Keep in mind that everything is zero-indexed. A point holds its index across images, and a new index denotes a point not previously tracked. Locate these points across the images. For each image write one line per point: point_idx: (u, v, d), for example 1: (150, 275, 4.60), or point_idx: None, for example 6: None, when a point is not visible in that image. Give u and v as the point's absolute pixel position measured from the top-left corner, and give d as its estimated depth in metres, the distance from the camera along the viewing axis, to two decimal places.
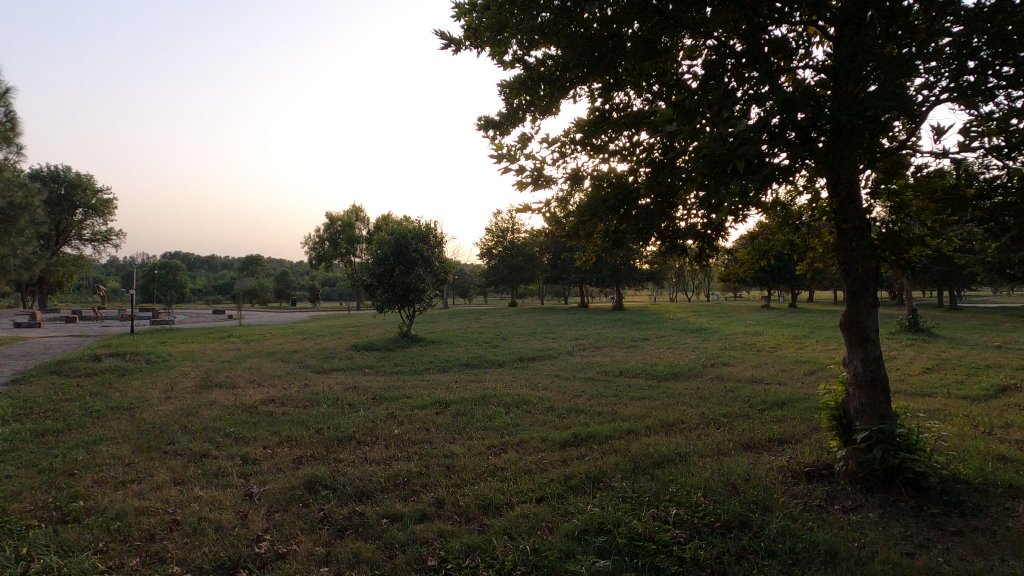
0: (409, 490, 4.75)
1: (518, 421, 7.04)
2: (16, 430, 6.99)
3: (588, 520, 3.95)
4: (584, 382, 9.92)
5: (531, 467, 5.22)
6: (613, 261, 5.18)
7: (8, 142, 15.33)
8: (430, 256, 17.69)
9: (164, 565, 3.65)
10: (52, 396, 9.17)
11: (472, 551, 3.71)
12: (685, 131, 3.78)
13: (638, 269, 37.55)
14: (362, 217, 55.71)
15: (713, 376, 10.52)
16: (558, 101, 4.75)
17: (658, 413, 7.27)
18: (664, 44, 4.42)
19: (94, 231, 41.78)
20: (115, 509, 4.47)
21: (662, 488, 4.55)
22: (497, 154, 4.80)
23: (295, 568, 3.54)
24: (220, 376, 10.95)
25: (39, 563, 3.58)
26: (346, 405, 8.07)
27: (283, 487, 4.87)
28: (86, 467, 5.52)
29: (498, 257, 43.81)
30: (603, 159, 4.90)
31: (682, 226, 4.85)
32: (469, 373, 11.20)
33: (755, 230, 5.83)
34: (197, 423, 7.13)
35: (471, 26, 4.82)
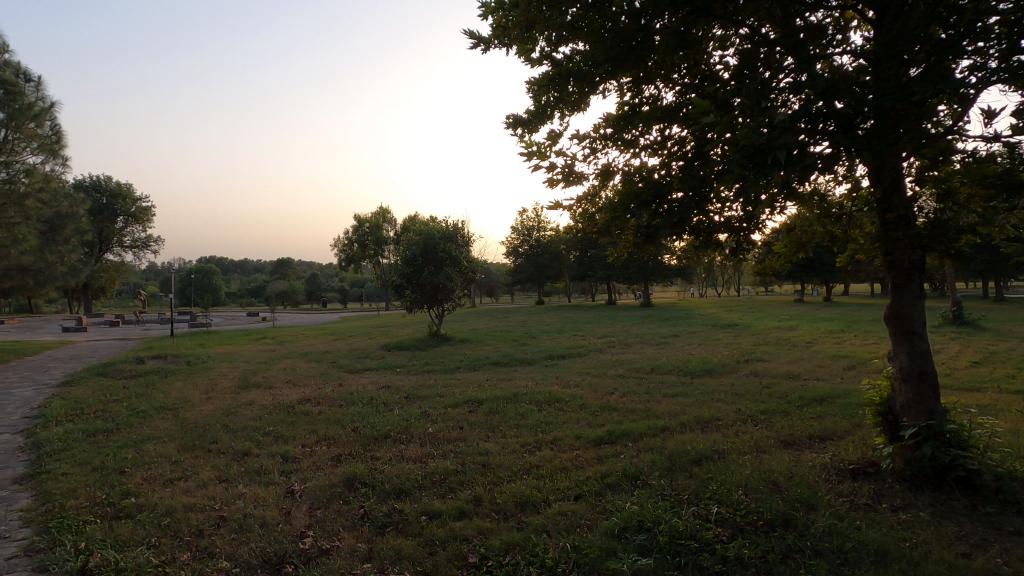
0: (447, 488, 4.79)
1: (551, 418, 7.02)
2: (69, 430, 7.31)
3: (627, 517, 3.93)
4: (615, 380, 9.84)
5: (566, 465, 5.19)
6: (644, 257, 5.13)
7: (54, 154, 15.97)
8: (458, 256, 17.76)
9: (214, 560, 3.76)
10: (101, 397, 9.53)
11: (512, 548, 3.71)
12: (722, 123, 3.72)
13: (666, 265, 37.05)
14: (389, 219, 56.47)
15: (748, 372, 10.30)
16: (587, 97, 4.74)
17: (693, 410, 7.18)
18: (695, 35, 4.36)
19: (134, 238, 43.23)
20: (165, 505, 4.62)
21: (701, 486, 4.49)
22: (527, 152, 4.83)
23: (339, 565, 3.59)
24: (256, 377, 11.22)
25: (97, 558, 3.73)
26: (381, 404, 8.18)
27: (324, 485, 4.96)
28: (135, 466, 5.73)
29: (524, 255, 43.86)
30: (634, 154, 4.88)
31: (716, 220, 4.79)
32: (500, 372, 11.23)
33: (791, 223, 5.69)
34: (238, 423, 7.31)
35: (499, 24, 4.83)
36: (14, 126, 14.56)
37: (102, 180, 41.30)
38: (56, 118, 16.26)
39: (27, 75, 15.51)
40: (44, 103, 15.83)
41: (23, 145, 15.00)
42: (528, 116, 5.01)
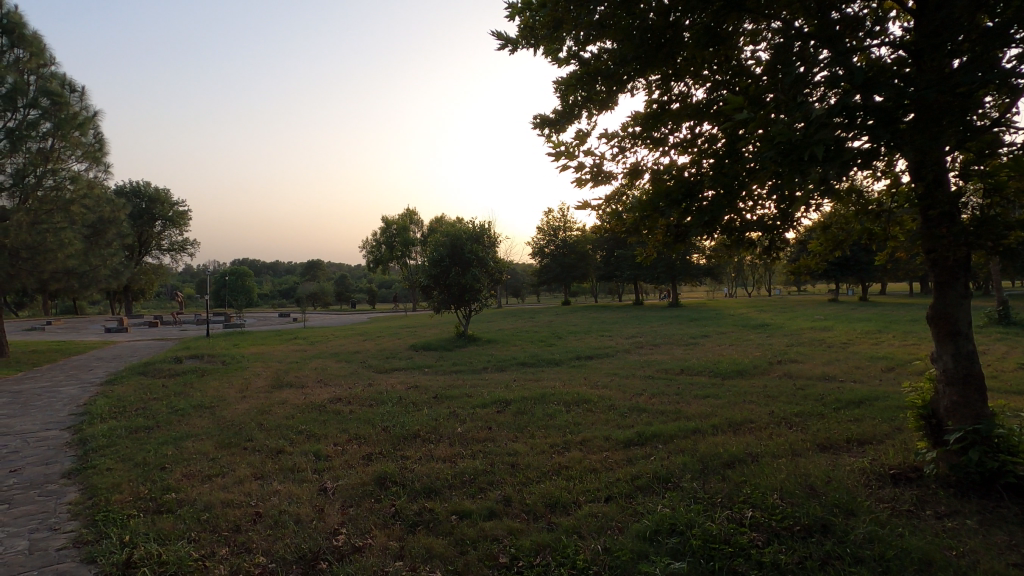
0: (476, 488, 4.81)
1: (580, 419, 6.98)
2: (113, 427, 7.58)
3: (659, 520, 3.88)
4: (644, 380, 9.73)
5: (596, 467, 5.16)
6: (674, 256, 5.07)
7: (97, 161, 16.69)
8: (484, 256, 17.81)
9: (252, 555, 3.84)
10: (143, 395, 9.86)
11: (543, 550, 3.70)
12: (756, 120, 3.63)
13: (694, 264, 36.46)
14: (416, 220, 57.08)
15: (781, 373, 10.07)
16: (615, 95, 4.72)
17: (725, 412, 7.04)
18: (726, 30, 4.28)
19: (171, 241, 44.68)
20: (204, 501, 4.76)
21: (735, 490, 4.41)
22: (555, 152, 4.83)
23: (372, 562, 3.65)
24: (289, 376, 11.44)
25: (140, 551, 3.86)
26: (410, 404, 8.25)
27: (355, 483, 5.04)
28: (175, 462, 5.91)
29: (550, 255, 43.75)
30: (663, 152, 4.83)
31: (748, 219, 4.69)
32: (527, 372, 11.21)
33: (827, 220, 5.53)
34: (272, 421, 7.48)
35: (526, 25, 4.84)
36: (60, 135, 15.38)
37: (141, 185, 42.72)
38: (99, 126, 16.94)
39: (71, 85, 16.23)
40: (87, 112, 16.59)
41: (68, 153, 15.83)
42: (556, 116, 5.02)
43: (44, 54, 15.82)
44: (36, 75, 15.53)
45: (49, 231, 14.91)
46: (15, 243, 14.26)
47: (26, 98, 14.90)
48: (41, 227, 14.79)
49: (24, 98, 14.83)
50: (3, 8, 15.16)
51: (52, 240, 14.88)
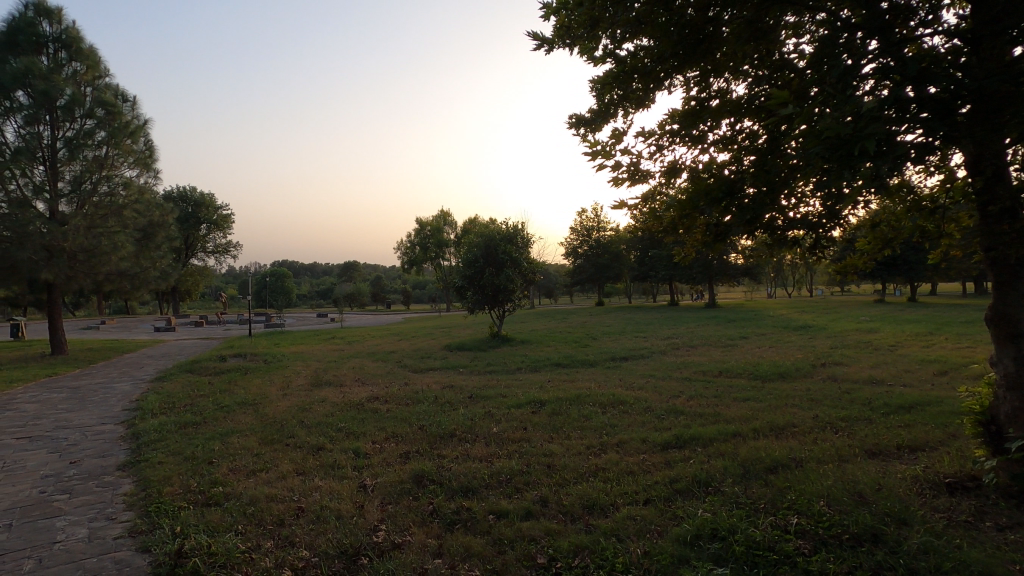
0: (513, 488, 4.82)
1: (616, 421, 6.92)
2: (163, 422, 7.91)
3: (699, 525, 3.81)
4: (681, 382, 9.54)
5: (633, 469, 5.09)
6: (713, 255, 4.97)
7: (148, 168, 17.43)
8: (518, 257, 17.81)
9: (296, 549, 3.94)
10: (190, 392, 10.25)
11: (581, 551, 3.68)
12: (802, 114, 3.53)
13: (732, 264, 35.59)
14: (450, 221, 57.58)
15: (824, 376, 9.74)
16: (652, 93, 4.68)
17: (766, 416, 6.85)
18: (768, 24, 4.17)
19: (215, 244, 46.32)
20: (250, 495, 4.91)
21: (779, 495, 4.30)
22: (592, 151, 4.86)
23: (411, 559, 3.69)
24: (328, 375, 11.70)
25: (191, 541, 4.01)
26: (446, 403, 8.32)
27: (394, 480, 5.12)
28: (221, 457, 6.12)
29: (583, 256, 43.48)
30: (702, 150, 4.75)
31: (791, 217, 4.56)
32: (562, 373, 11.19)
33: (876, 218, 5.31)
34: (312, 419, 7.67)
35: (561, 25, 4.83)
36: (113, 143, 16.19)
37: (187, 191, 44.37)
38: (150, 134, 17.71)
39: (124, 95, 17.03)
40: (139, 120, 17.36)
41: (120, 160, 16.62)
42: (591, 115, 5.03)
43: (99, 66, 16.63)
44: (92, 87, 16.36)
45: (104, 235, 15.67)
46: (73, 246, 15.01)
47: (83, 108, 15.74)
48: (96, 232, 15.55)
49: (81, 109, 15.67)
50: (62, 24, 16.01)
51: (107, 244, 15.62)
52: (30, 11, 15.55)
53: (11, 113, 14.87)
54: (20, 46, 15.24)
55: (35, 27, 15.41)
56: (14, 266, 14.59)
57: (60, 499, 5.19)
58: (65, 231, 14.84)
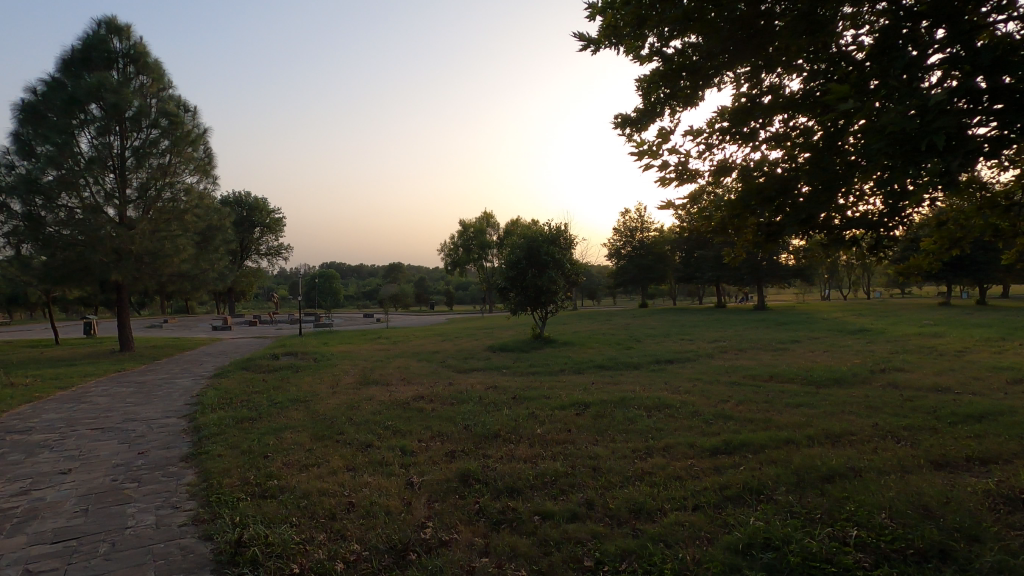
0: (558, 490, 4.81)
1: (662, 424, 6.81)
2: (222, 417, 8.29)
3: (752, 533, 3.71)
4: (729, 387, 9.31)
5: (680, 474, 4.99)
6: (764, 256, 4.84)
7: (207, 174, 18.36)
8: (561, 258, 17.75)
9: (347, 542, 4.05)
10: (246, 389, 10.70)
11: (628, 555, 3.64)
12: (862, 107, 3.39)
13: (782, 265, 34.32)
14: (492, 223, 57.92)
15: (884, 383, 9.28)
16: (701, 91, 4.62)
17: (822, 423, 6.59)
18: (823, 15, 4.02)
19: (268, 247, 48.16)
20: (303, 489, 5.08)
21: (836, 506, 4.12)
22: (638, 151, 5.00)
23: (458, 557, 3.74)
24: (375, 374, 11.99)
25: (250, 531, 4.18)
26: (490, 404, 8.39)
27: (440, 478, 5.20)
28: (276, 451, 6.36)
29: (627, 257, 42.86)
30: (754, 148, 4.65)
31: (849, 216, 4.40)
32: (606, 375, 11.07)
33: (942, 216, 5.02)
34: (360, 416, 7.88)
35: (607, 25, 4.84)
36: (176, 151, 17.12)
37: (243, 196, 46.34)
38: (208, 142, 18.64)
39: (185, 106, 17.98)
40: (199, 129, 18.30)
41: (182, 167, 17.57)
42: (637, 115, 5.05)
43: (163, 78, 17.63)
44: (157, 98, 17.32)
45: (167, 238, 16.56)
46: (139, 249, 15.90)
47: (149, 119, 16.70)
48: (160, 236, 16.43)
49: (147, 119, 16.62)
50: (130, 40, 17.06)
51: (169, 246, 16.50)
52: (103, 29, 16.64)
53: (86, 125, 15.93)
54: (94, 62, 16.32)
55: (106, 44, 16.46)
56: (88, 267, 15.61)
57: (130, 487, 5.52)
58: (132, 235, 15.74)
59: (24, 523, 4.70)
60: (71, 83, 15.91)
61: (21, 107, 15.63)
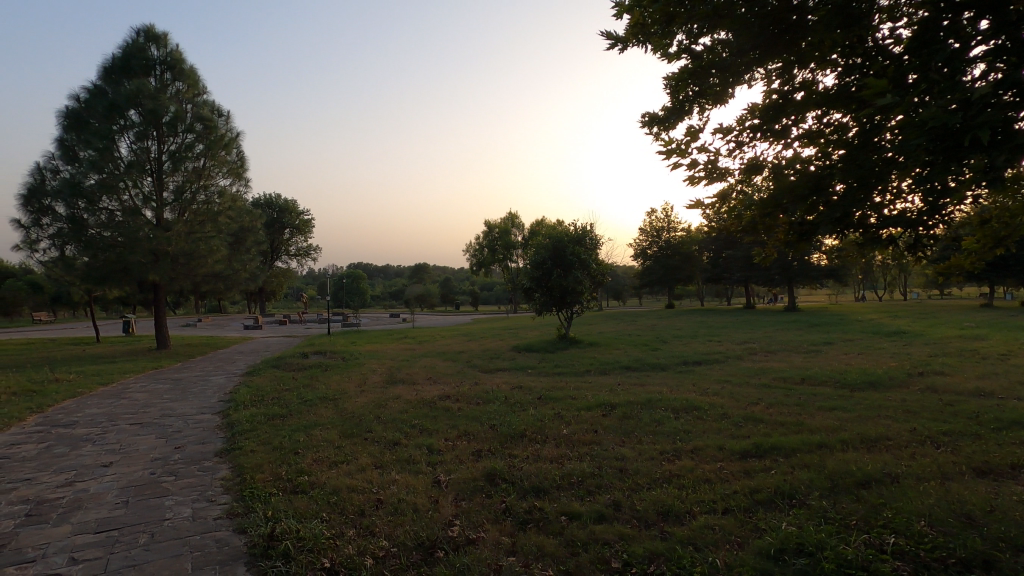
0: (585, 490, 4.79)
1: (690, 427, 6.72)
2: (254, 414, 8.49)
3: (784, 538, 3.64)
4: (759, 389, 9.13)
5: (709, 477, 4.92)
6: (797, 256, 4.76)
7: (239, 177, 18.81)
8: (587, 258, 17.65)
9: (376, 538, 4.11)
10: (276, 386, 10.93)
11: (656, 558, 3.61)
12: (902, 102, 3.31)
13: (814, 265, 33.48)
14: (518, 223, 57.98)
15: (923, 387, 8.97)
16: (731, 88, 4.56)
17: (856, 427, 6.41)
18: (859, 8, 3.92)
19: (297, 248, 49.14)
20: (332, 485, 5.17)
21: (872, 512, 4.01)
22: (667, 151, 4.97)
23: (486, 555, 3.76)
24: (401, 373, 12.12)
25: (281, 526, 4.28)
26: (516, 404, 8.40)
27: (467, 477, 5.23)
28: (306, 448, 6.49)
29: (654, 257, 42.39)
30: (786, 145, 4.56)
31: (886, 215, 4.29)
32: (632, 376, 10.98)
33: (986, 213, 4.85)
34: (388, 415, 7.97)
35: (635, 23, 4.81)
36: (210, 155, 17.59)
37: (273, 198, 47.40)
38: (241, 146, 19.11)
39: (219, 110, 18.47)
40: (232, 133, 18.76)
41: (216, 170, 18.04)
42: (665, 113, 5.03)
43: (198, 84, 18.14)
44: (191, 103, 17.83)
45: (202, 239, 17.02)
46: (176, 250, 16.38)
47: (185, 124, 17.19)
48: (196, 237, 16.88)
49: (183, 124, 17.14)
50: (167, 48, 17.60)
51: (204, 247, 16.96)
52: (141, 37, 17.21)
53: (125, 130, 16.52)
54: (133, 69, 16.90)
55: (144, 51, 17.02)
56: (128, 267, 16.17)
57: (168, 480, 5.70)
58: (169, 237, 16.22)
59: (69, 514, 4.89)
60: (112, 90, 16.50)
61: (65, 114, 16.30)
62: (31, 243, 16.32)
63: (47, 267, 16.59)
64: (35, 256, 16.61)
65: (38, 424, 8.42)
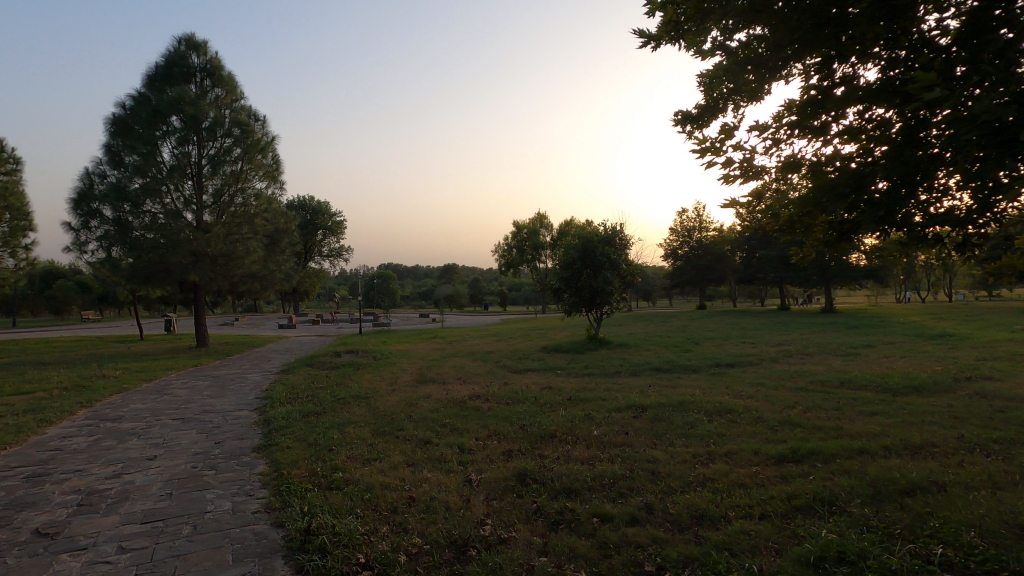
0: (617, 492, 4.76)
1: (723, 430, 6.60)
2: (289, 411, 8.70)
3: (824, 546, 3.54)
4: (795, 393, 8.90)
5: (745, 482, 4.82)
6: (836, 255, 4.63)
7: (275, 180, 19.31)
8: (616, 259, 17.50)
9: (409, 535, 4.16)
10: (310, 384, 11.18)
11: (690, 562, 3.56)
12: (951, 97, 3.20)
13: (853, 265, 32.43)
14: (546, 224, 57.94)
15: (971, 392, 8.60)
16: (768, 84, 4.47)
17: (899, 433, 6.19)
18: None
19: (330, 248, 50.18)
20: (366, 482, 5.26)
21: (918, 521, 3.86)
22: (700, 149, 4.89)
23: (518, 555, 3.77)
24: (431, 373, 12.24)
25: (317, 521, 4.37)
26: (546, 405, 8.40)
27: (498, 477, 5.25)
28: (340, 445, 6.60)
29: (684, 257, 41.80)
30: (826, 142, 4.45)
31: (932, 213, 4.14)
32: (664, 378, 10.83)
33: None
34: (419, 414, 8.06)
35: (668, 21, 4.76)
36: (247, 158, 18.09)
37: (307, 200, 48.52)
38: (276, 149, 19.59)
39: (255, 115, 18.99)
40: (268, 137, 19.26)
41: (253, 173, 18.54)
42: (698, 111, 4.97)
43: (236, 90, 18.70)
44: (230, 109, 18.37)
45: (239, 241, 17.50)
46: (214, 251, 16.90)
47: (223, 129, 17.72)
48: (233, 239, 17.36)
49: (221, 129, 17.68)
50: (207, 55, 18.19)
51: (241, 248, 17.44)
52: (183, 45, 17.84)
53: (167, 136, 17.14)
54: (174, 76, 17.52)
55: (186, 59, 17.63)
56: (170, 268, 16.76)
57: (209, 474, 5.90)
58: (208, 238, 16.75)
59: (117, 504, 5.10)
60: (155, 97, 17.14)
61: (112, 121, 17.02)
62: (80, 245, 17.09)
63: (95, 268, 17.33)
64: (84, 258, 17.39)
65: (87, 418, 8.80)
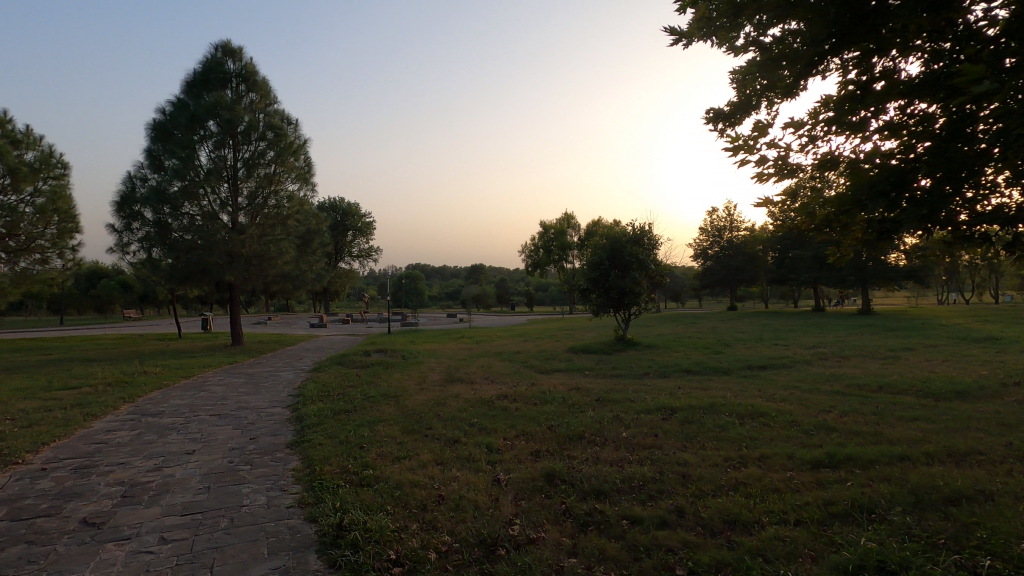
0: (646, 495, 4.70)
1: (756, 433, 6.46)
2: (321, 408, 8.86)
3: (863, 555, 3.43)
4: (831, 396, 8.66)
5: (779, 487, 4.71)
6: (876, 255, 4.47)
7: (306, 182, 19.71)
8: (645, 260, 17.29)
9: (439, 533, 4.20)
10: (341, 383, 11.37)
11: (722, 567, 3.50)
12: (1002, 89, 3.06)
13: (892, 265, 31.35)
14: (574, 224, 57.73)
15: (1020, 398, 8.22)
16: (803, 79, 4.35)
17: (942, 440, 5.96)
18: None
19: (360, 249, 51.04)
20: (395, 480, 5.32)
21: (963, 532, 3.72)
22: (733, 147, 4.79)
23: (547, 555, 3.76)
24: (459, 373, 12.31)
25: (349, 517, 4.44)
26: (574, 405, 8.36)
27: (526, 477, 5.26)
28: (370, 443, 6.69)
29: (714, 257, 41.11)
30: (865, 138, 4.30)
31: (980, 210, 3.97)
32: (694, 380, 10.66)
33: None
34: (447, 413, 8.11)
35: (699, 18, 4.70)
36: (280, 161, 18.51)
37: (338, 202, 49.47)
38: (308, 152, 19.97)
39: (288, 119, 19.41)
40: (300, 140, 19.66)
41: (285, 176, 18.96)
42: (730, 108, 4.88)
43: (269, 94, 19.15)
44: (263, 113, 18.82)
45: (272, 242, 17.90)
46: (249, 252, 17.33)
47: (257, 132, 18.16)
48: (266, 240, 17.75)
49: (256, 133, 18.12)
50: (242, 61, 18.68)
51: (274, 249, 17.84)
52: (219, 52, 18.37)
53: (204, 140, 17.66)
54: (211, 82, 18.04)
55: (222, 65, 18.15)
56: (206, 268, 17.26)
57: (244, 469, 6.05)
58: (242, 239, 17.19)
59: (159, 496, 5.28)
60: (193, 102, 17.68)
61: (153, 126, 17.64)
62: (123, 245, 17.76)
63: (136, 268, 17.99)
64: (126, 258, 18.05)
65: (130, 412, 9.14)
